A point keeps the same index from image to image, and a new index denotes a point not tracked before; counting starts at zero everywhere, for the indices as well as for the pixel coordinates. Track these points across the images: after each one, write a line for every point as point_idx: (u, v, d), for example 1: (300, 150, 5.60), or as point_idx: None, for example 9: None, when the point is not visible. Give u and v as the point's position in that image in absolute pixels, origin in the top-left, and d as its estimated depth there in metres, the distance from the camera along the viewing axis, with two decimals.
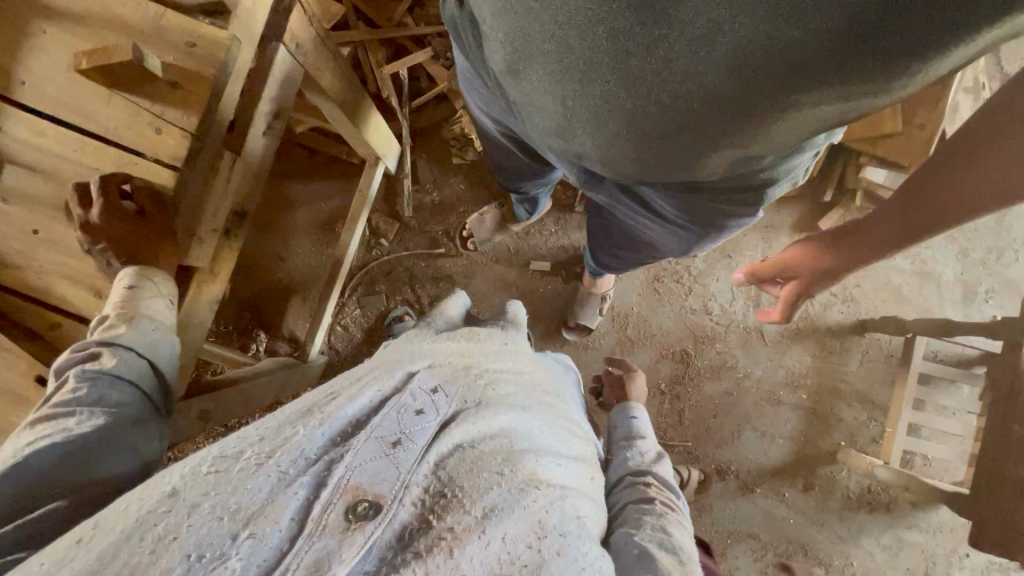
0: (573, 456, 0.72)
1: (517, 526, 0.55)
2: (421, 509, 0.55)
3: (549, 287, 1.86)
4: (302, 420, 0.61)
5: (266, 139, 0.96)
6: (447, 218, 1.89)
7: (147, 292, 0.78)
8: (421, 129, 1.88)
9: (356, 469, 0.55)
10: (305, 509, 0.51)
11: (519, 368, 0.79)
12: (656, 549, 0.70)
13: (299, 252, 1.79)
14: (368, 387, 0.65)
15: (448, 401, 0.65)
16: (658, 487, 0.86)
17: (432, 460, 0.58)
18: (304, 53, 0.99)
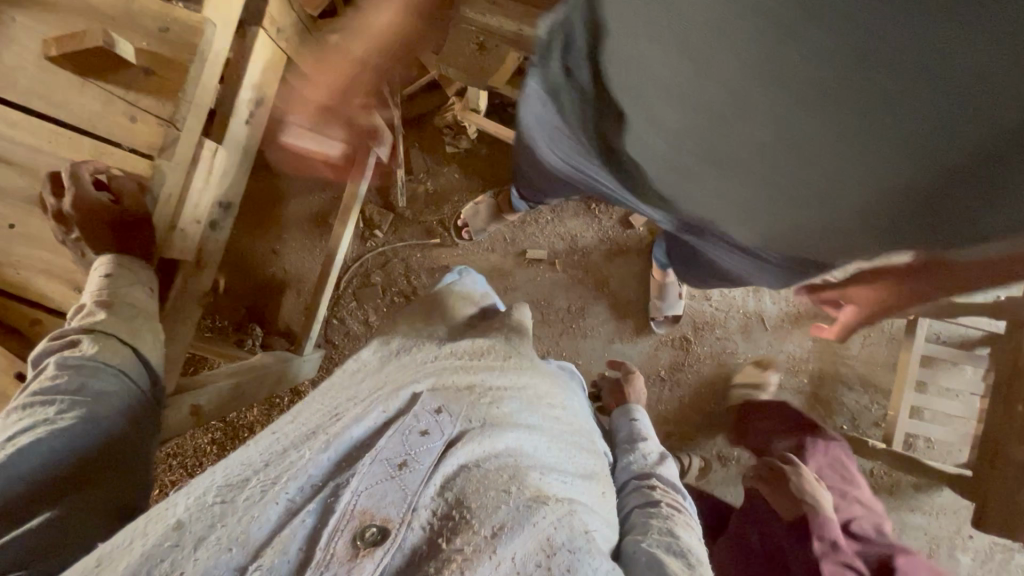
0: (579, 472, 0.68)
1: (525, 544, 0.52)
2: (430, 532, 0.53)
3: (546, 275, 1.84)
4: (304, 444, 0.59)
5: (249, 129, 0.94)
6: (442, 208, 1.86)
7: (124, 279, 0.76)
8: (413, 118, 1.85)
9: (362, 493, 0.53)
10: (311, 540, 0.49)
11: (524, 382, 0.74)
12: (664, 554, 0.67)
13: (293, 245, 1.77)
14: (370, 411, 0.62)
15: (452, 421, 0.62)
16: (663, 489, 0.84)
17: (438, 482, 0.56)
18: (285, 38, 0.96)
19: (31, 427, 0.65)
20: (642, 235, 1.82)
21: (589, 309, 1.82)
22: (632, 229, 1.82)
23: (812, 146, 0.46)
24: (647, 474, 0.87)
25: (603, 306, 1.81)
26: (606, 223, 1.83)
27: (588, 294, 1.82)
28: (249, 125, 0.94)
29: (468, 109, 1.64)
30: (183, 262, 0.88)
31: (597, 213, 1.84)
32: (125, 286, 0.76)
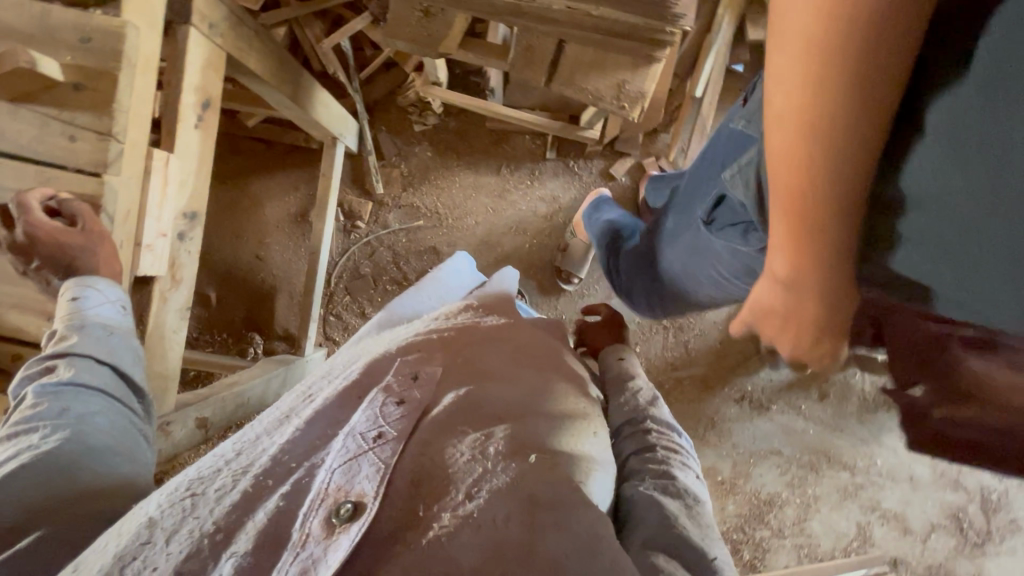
0: (567, 413, 0.63)
1: (506, 504, 0.47)
2: (410, 503, 0.47)
3: (536, 241, 1.83)
4: (277, 431, 0.58)
5: (199, 134, 0.92)
6: (420, 188, 1.83)
7: (92, 301, 0.76)
8: (376, 101, 1.81)
9: (336, 469, 0.49)
10: (285, 519, 0.46)
11: (502, 333, 0.71)
12: (661, 497, 0.68)
13: (277, 249, 1.76)
14: (344, 388, 0.61)
15: (429, 384, 0.59)
16: (658, 429, 0.82)
17: (414, 449, 0.51)
18: (221, 34, 0.92)
19: (15, 453, 0.63)
20: (625, 186, 1.81)
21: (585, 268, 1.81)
22: (615, 181, 1.81)
23: None
24: (639, 418, 0.85)
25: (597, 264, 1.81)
26: (587, 178, 1.81)
27: None
28: (199, 129, 0.92)
29: (429, 84, 1.61)
30: (156, 276, 0.87)
31: (576, 170, 1.81)
32: (93, 309, 0.75)
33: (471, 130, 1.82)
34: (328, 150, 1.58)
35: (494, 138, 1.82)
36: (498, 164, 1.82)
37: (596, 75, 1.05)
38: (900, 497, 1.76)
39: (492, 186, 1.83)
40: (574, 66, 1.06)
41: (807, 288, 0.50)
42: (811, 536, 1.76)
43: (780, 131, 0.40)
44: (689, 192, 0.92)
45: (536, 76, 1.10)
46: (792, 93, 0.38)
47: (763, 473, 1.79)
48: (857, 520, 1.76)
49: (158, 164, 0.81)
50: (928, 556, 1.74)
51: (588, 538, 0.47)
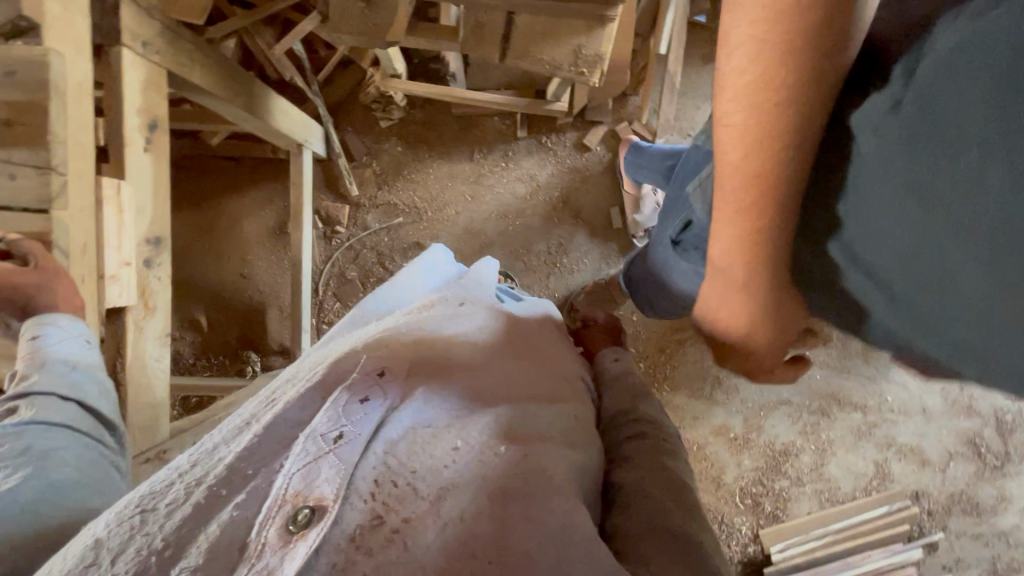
0: (542, 396, 0.65)
1: (476, 499, 0.47)
2: (373, 505, 0.45)
3: (520, 223, 1.81)
4: (235, 439, 0.52)
5: (150, 157, 0.90)
6: (397, 186, 1.81)
7: (49, 339, 0.75)
8: (338, 102, 1.78)
9: (294, 474, 0.45)
10: (245, 528, 0.43)
11: (475, 323, 0.71)
12: (653, 484, 0.67)
13: (261, 264, 1.74)
14: (305, 390, 0.55)
15: (398, 381, 0.56)
16: (649, 413, 0.84)
17: (381, 448, 0.49)
18: (157, 51, 0.90)
19: None
20: (601, 155, 1.79)
21: (571, 243, 1.80)
22: (590, 152, 1.79)
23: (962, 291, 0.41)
24: (631, 410, 0.84)
25: (584, 238, 1.80)
26: (563, 153, 1.80)
27: (564, 230, 1.80)
28: (149, 152, 0.90)
29: (389, 77, 1.58)
30: (127, 305, 0.86)
31: (549, 146, 1.80)
32: (54, 345, 0.74)
33: (438, 119, 1.80)
34: (296, 158, 1.56)
35: (462, 124, 1.80)
36: (471, 149, 1.80)
37: (551, 43, 1.02)
38: (914, 430, 1.75)
39: (468, 173, 1.81)
40: (526, 36, 1.03)
41: (742, 263, 0.52)
42: (830, 480, 1.76)
43: (745, 65, 0.42)
44: (670, 202, 0.91)
45: (491, 51, 1.07)
46: (753, 26, 0.40)
47: (775, 424, 1.79)
48: (874, 458, 1.76)
49: (110, 193, 0.80)
50: (949, 484, 1.73)
51: (561, 527, 0.47)
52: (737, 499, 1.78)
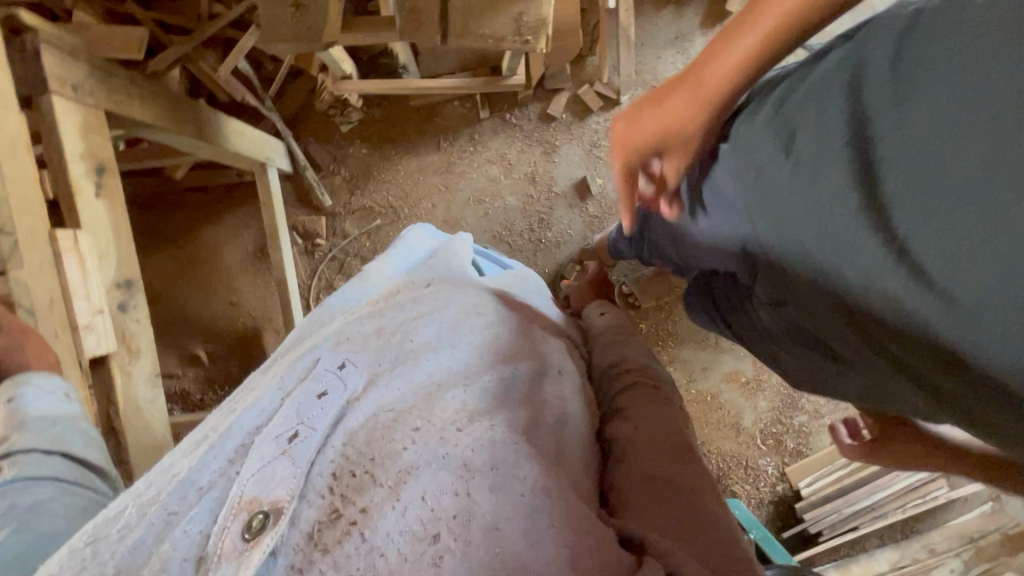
0: (503, 359, 0.72)
1: (437, 478, 0.51)
2: (329, 501, 0.50)
3: (499, 204, 1.79)
4: (194, 451, 0.58)
5: (104, 202, 0.89)
6: (368, 189, 1.79)
7: (27, 397, 0.74)
8: (295, 114, 1.75)
9: (249, 481, 0.51)
10: (202, 540, 0.49)
11: (442, 304, 0.77)
12: (638, 431, 0.77)
13: (248, 290, 1.74)
14: (270, 393, 0.61)
15: (357, 373, 0.63)
16: (637, 367, 0.94)
17: (338, 442, 0.55)
18: (90, 93, 0.88)
19: None
20: (568, 121, 1.76)
21: (552, 216, 1.78)
22: (556, 121, 1.76)
23: (952, 207, 0.43)
24: (616, 362, 0.98)
25: (565, 209, 1.78)
26: (529, 126, 1.77)
27: (543, 203, 1.78)
28: (102, 197, 0.89)
29: (339, 79, 1.55)
30: (109, 353, 0.86)
31: (514, 122, 1.77)
32: (33, 404, 0.74)
33: (398, 113, 1.77)
34: (261, 177, 1.54)
35: (422, 115, 1.77)
36: (436, 139, 1.77)
37: (491, 16, 1.08)
38: None
39: (437, 164, 1.78)
40: (463, 12, 1.08)
41: (672, 106, 0.66)
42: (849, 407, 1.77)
43: None
44: None
45: (431, 34, 1.10)
46: None
47: None
48: None
49: (67, 245, 0.80)
50: None
51: (530, 495, 0.52)
52: (759, 440, 1.83)
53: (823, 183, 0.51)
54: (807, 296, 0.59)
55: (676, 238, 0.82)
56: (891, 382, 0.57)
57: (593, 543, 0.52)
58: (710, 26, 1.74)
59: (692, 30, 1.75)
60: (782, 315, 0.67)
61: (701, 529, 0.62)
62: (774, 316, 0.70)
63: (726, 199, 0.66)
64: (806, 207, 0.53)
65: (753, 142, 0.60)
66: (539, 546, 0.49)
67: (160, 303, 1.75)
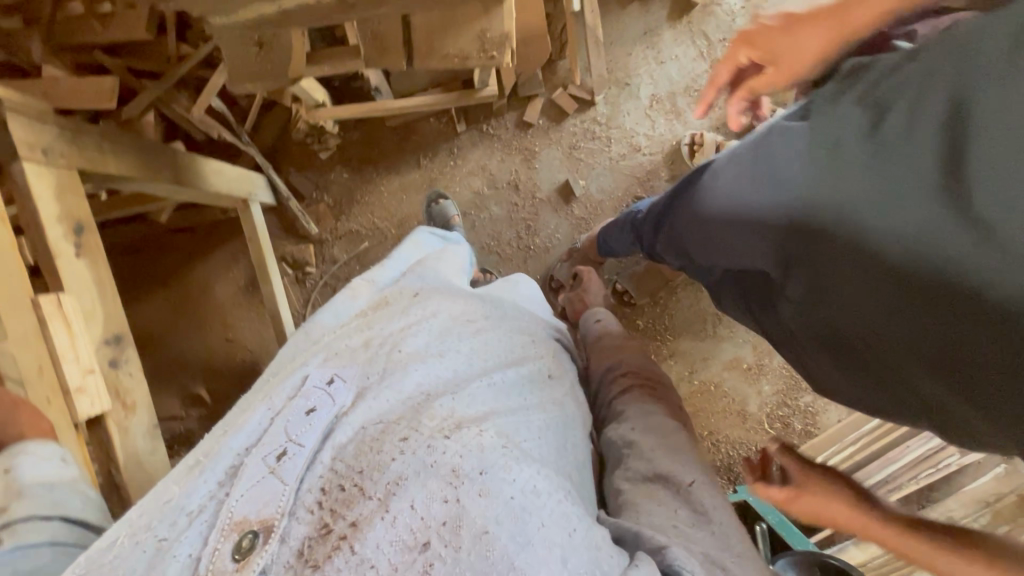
0: (490, 368, 0.75)
1: (426, 487, 0.54)
2: (318, 515, 0.54)
3: (485, 214, 1.79)
4: (185, 477, 0.61)
5: (86, 261, 0.89)
6: (354, 213, 1.79)
7: (22, 464, 0.69)
8: (273, 146, 1.77)
9: (241, 501, 0.54)
10: (192, 564, 0.52)
11: (429, 313, 0.80)
12: (635, 432, 0.80)
13: (244, 324, 1.74)
14: (259, 414, 0.63)
15: (346, 387, 0.66)
16: (634, 369, 0.97)
17: (327, 457, 0.58)
18: (61, 154, 0.88)
19: None
20: (544, 126, 1.77)
21: (538, 221, 1.79)
22: (533, 127, 1.77)
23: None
24: (611, 365, 1.01)
25: (551, 213, 1.78)
26: (507, 135, 1.77)
27: (528, 210, 1.78)
28: (83, 256, 0.89)
29: (313, 108, 1.55)
30: (104, 411, 0.86)
31: (492, 132, 1.77)
32: (29, 470, 0.69)
33: (375, 135, 1.77)
34: (245, 213, 1.54)
35: (400, 134, 1.77)
36: (416, 157, 1.78)
37: (453, 36, 1.08)
38: None
39: (418, 181, 1.78)
40: (426, 34, 1.08)
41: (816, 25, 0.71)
42: None
43: None
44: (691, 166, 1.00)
45: (396, 59, 1.10)
46: None
47: None
48: None
49: (51, 310, 0.81)
50: None
51: (521, 497, 0.55)
52: (766, 424, 1.83)
53: (905, 153, 0.56)
54: (834, 274, 0.62)
55: (698, 227, 0.82)
56: (901, 374, 0.61)
57: (585, 542, 0.56)
58: (676, 19, 1.75)
59: (660, 24, 1.76)
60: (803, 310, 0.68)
61: (696, 528, 0.67)
62: (790, 307, 0.71)
63: (782, 175, 0.67)
64: (879, 173, 0.58)
65: (842, 110, 0.63)
66: (531, 548, 0.52)
67: (157, 346, 1.75)
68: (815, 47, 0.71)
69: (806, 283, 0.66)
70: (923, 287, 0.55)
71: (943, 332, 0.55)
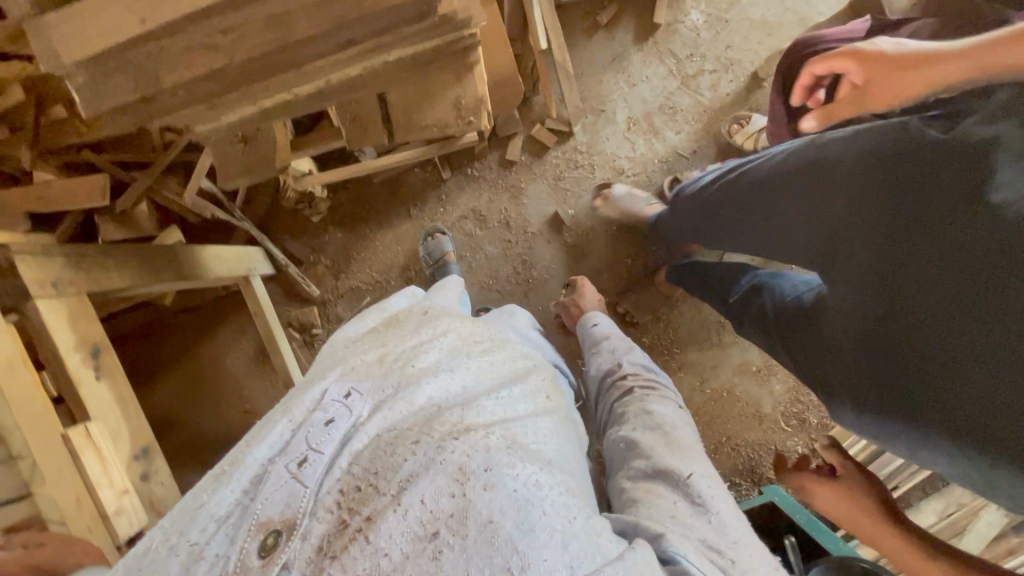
0: (497, 379, 0.80)
1: (435, 483, 0.59)
2: (334, 516, 0.59)
3: (480, 254, 1.82)
4: (215, 485, 0.65)
5: (106, 382, 0.93)
6: (352, 270, 1.82)
7: None
8: (266, 218, 1.81)
9: (269, 504, 0.59)
10: (221, 562, 0.56)
11: (444, 329, 0.85)
12: (640, 435, 0.96)
13: (258, 393, 1.76)
14: (283, 424, 0.68)
15: (362, 399, 0.71)
16: (631, 374, 1.17)
17: (343, 464, 0.63)
18: (70, 283, 0.91)
19: None
20: (528, 162, 1.80)
21: (533, 254, 1.81)
22: (516, 163, 1.80)
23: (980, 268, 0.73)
24: (619, 372, 1.19)
25: (545, 244, 1.81)
26: (492, 175, 1.81)
27: (522, 245, 1.81)
28: (103, 379, 0.93)
29: (300, 178, 1.59)
30: (142, 529, 0.89)
31: (477, 174, 1.81)
32: None
33: (364, 192, 1.81)
34: (248, 287, 1.57)
35: (388, 188, 1.81)
36: (406, 208, 1.81)
37: (430, 105, 1.09)
38: None
39: (412, 232, 1.81)
40: (404, 108, 1.10)
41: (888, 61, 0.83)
42: None
43: None
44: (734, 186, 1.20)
45: (378, 136, 1.13)
46: None
47: None
48: None
49: (82, 442, 0.84)
50: None
51: (523, 490, 0.60)
52: (783, 423, 1.85)
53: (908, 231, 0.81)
54: (853, 301, 0.88)
55: (758, 238, 1.08)
56: (896, 388, 0.83)
57: (583, 529, 0.61)
58: (643, 41, 1.78)
59: (628, 48, 1.79)
60: (849, 319, 0.89)
61: (695, 517, 0.78)
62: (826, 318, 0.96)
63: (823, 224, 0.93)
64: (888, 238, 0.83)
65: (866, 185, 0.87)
66: (533, 534, 0.57)
67: (176, 427, 1.78)
68: (902, 88, 0.83)
69: (855, 295, 0.88)
70: (915, 323, 0.79)
71: (946, 336, 0.76)
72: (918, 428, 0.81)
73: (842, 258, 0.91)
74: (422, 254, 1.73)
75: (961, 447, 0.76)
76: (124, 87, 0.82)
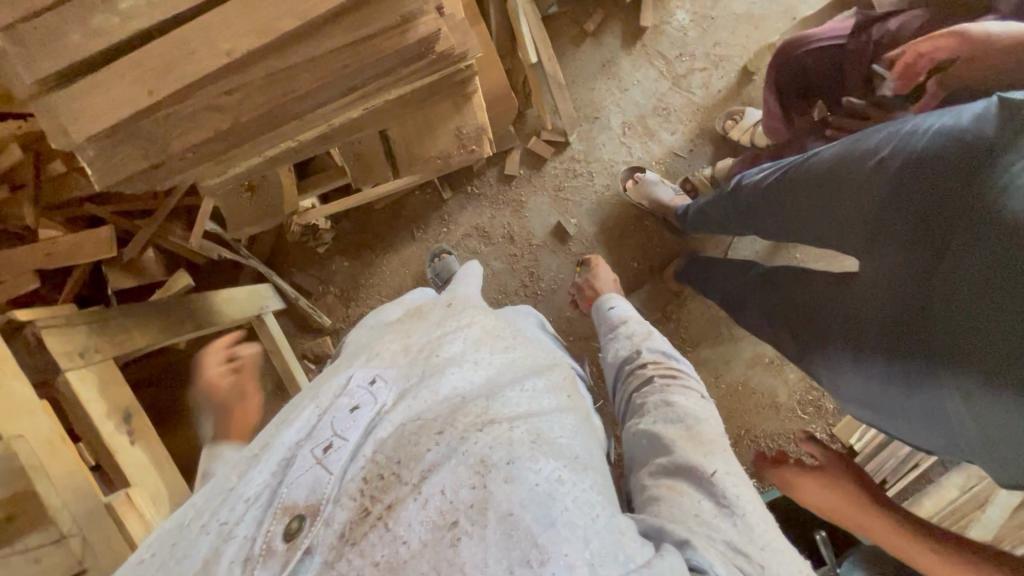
0: (520, 373, 0.77)
1: (455, 473, 0.56)
2: (357, 504, 0.55)
3: (488, 271, 1.83)
4: (245, 467, 0.62)
5: (140, 445, 0.96)
6: (361, 297, 1.82)
7: None
8: (271, 254, 1.82)
9: (294, 488, 0.55)
10: (246, 544, 0.52)
11: (465, 323, 0.83)
12: (662, 428, 0.91)
13: None
14: (309, 412, 0.67)
15: (386, 389, 0.69)
16: (649, 364, 1.11)
17: (367, 451, 0.60)
18: (97, 349, 0.95)
19: None
20: (526, 175, 1.81)
21: (540, 266, 1.82)
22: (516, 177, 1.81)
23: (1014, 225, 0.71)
24: (637, 357, 1.14)
25: (551, 255, 1.82)
26: (492, 191, 1.81)
27: (528, 257, 1.82)
28: (137, 443, 0.96)
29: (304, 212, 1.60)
30: None
31: (477, 192, 1.82)
32: None
33: (366, 219, 1.82)
34: (262, 326, 1.58)
35: (389, 213, 1.82)
36: (409, 231, 1.82)
37: (433, 138, 1.10)
38: None
39: (418, 253, 1.82)
40: (406, 143, 1.11)
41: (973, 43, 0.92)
42: None
43: None
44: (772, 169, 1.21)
45: (384, 173, 1.16)
46: None
47: None
48: None
49: (124, 508, 0.87)
50: None
51: (546, 485, 0.57)
52: (800, 411, 1.87)
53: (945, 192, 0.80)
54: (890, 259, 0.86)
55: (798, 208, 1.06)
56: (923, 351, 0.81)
57: (605, 527, 0.57)
58: (631, 46, 1.79)
59: (617, 53, 1.80)
60: (879, 288, 0.88)
61: (721, 520, 0.74)
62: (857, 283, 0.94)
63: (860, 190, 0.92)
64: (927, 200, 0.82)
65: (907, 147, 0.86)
66: (555, 528, 0.53)
67: None
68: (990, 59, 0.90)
69: (887, 263, 0.87)
70: (951, 278, 0.77)
71: (973, 300, 0.74)
72: (937, 398, 0.80)
73: (875, 227, 0.90)
74: (431, 275, 1.73)
75: (980, 417, 0.75)
76: (134, 157, 0.81)
